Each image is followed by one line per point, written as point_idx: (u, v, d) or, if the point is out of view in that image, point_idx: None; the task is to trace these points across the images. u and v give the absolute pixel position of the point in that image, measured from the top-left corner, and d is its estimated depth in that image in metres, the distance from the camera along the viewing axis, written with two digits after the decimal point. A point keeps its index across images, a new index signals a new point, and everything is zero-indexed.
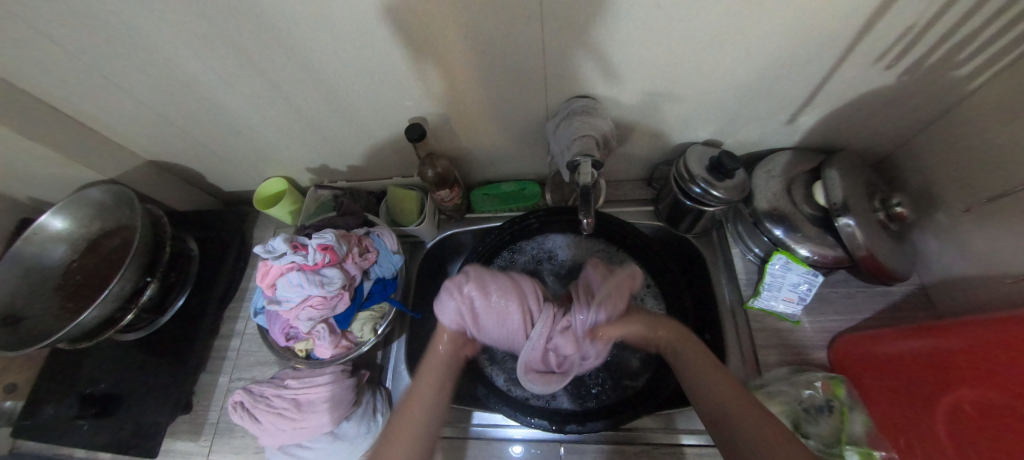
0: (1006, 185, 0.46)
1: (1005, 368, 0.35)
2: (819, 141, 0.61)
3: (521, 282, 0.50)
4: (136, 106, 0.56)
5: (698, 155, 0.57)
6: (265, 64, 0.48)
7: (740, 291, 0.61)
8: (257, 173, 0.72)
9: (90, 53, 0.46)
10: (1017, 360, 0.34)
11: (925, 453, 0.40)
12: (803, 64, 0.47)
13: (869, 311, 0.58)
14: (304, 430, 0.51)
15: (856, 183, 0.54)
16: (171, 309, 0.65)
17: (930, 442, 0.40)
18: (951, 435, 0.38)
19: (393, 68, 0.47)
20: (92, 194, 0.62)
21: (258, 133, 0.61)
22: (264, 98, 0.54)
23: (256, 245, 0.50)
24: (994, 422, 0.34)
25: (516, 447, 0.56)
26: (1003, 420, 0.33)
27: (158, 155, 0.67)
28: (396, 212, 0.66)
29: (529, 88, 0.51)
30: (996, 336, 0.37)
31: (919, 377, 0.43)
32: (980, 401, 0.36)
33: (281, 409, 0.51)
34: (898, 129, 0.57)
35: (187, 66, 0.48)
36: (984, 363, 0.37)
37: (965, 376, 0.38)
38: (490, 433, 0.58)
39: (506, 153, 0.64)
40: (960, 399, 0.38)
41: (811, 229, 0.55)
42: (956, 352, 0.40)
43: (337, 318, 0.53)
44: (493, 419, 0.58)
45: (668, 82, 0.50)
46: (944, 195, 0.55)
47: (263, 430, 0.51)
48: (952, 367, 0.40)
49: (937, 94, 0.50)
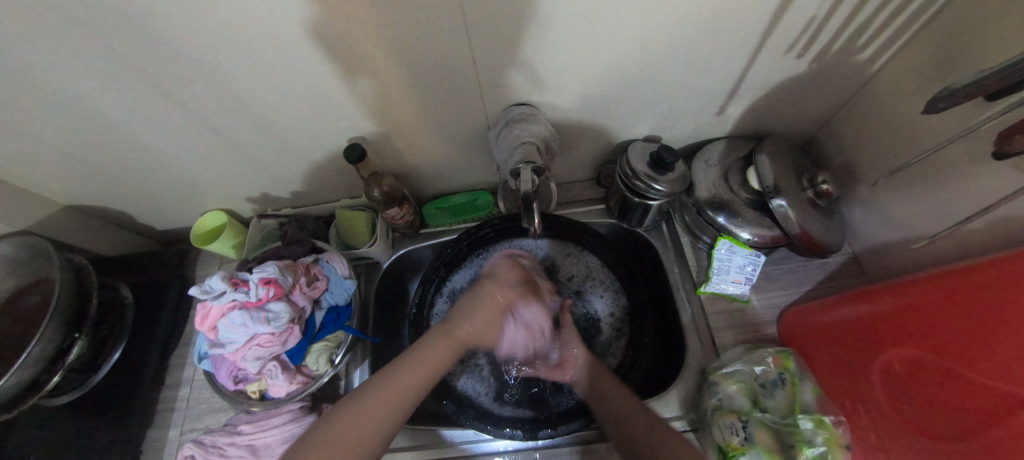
0: (910, 156, 0.50)
1: (934, 329, 0.37)
2: (749, 128, 0.65)
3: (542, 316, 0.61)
4: (41, 149, 0.51)
5: (639, 151, 0.59)
6: (184, 94, 0.45)
7: (692, 278, 0.64)
8: (194, 208, 0.68)
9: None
10: (942, 319, 0.36)
11: (869, 413, 0.43)
12: (722, 59, 0.50)
13: (810, 283, 0.62)
14: None
15: (784, 166, 0.58)
16: (106, 365, 0.60)
17: (871, 402, 0.43)
18: (888, 393, 0.41)
19: (324, 90, 0.46)
20: (0, 249, 0.56)
21: (188, 166, 0.58)
22: (190, 130, 0.51)
23: (191, 287, 0.47)
24: (925, 378, 0.37)
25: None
26: (934, 375, 0.36)
27: (77, 199, 0.61)
28: (348, 235, 0.65)
29: (467, 100, 0.51)
30: (921, 297, 0.40)
31: (854, 342, 0.46)
32: (908, 358, 0.39)
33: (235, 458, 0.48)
34: (817, 112, 0.61)
35: (95, 103, 0.45)
36: (911, 324, 0.40)
37: (894, 337, 0.41)
38: (467, 450, 0.56)
39: (454, 165, 0.63)
40: (891, 359, 0.41)
41: (749, 213, 0.58)
42: (885, 315, 0.43)
43: (289, 354, 0.50)
44: (467, 436, 0.57)
45: (601, 85, 0.52)
46: (861, 169, 0.59)
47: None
48: (884, 330, 0.43)
49: (845, 78, 0.54)
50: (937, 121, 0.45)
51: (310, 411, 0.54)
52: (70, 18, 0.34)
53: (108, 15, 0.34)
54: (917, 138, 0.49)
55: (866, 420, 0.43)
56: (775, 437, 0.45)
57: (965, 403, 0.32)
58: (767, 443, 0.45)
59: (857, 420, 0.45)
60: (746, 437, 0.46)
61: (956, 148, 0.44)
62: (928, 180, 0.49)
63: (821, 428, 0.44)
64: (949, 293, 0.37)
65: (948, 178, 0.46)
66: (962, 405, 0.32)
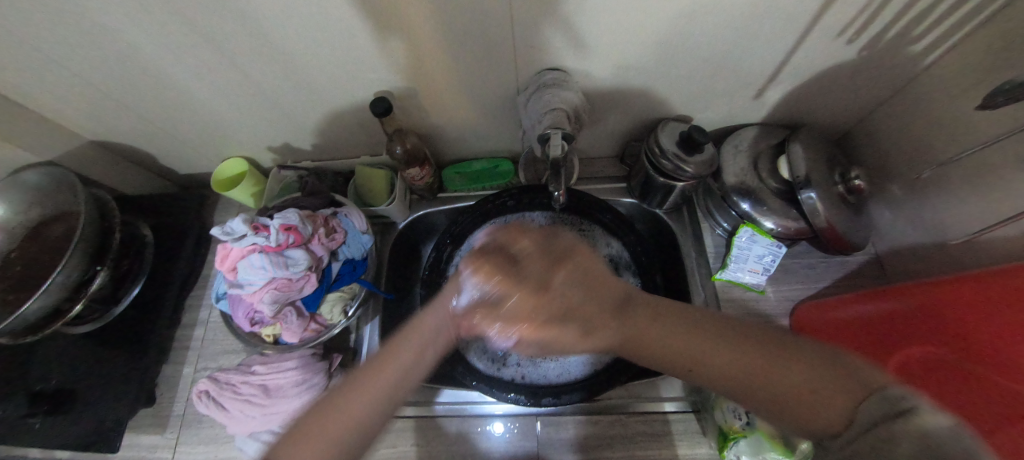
0: (952, 154, 0.48)
1: (956, 329, 0.37)
2: (785, 116, 0.63)
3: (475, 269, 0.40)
4: (71, 80, 0.50)
5: (669, 130, 0.58)
6: (215, 34, 0.44)
7: (708, 264, 0.62)
8: (214, 154, 0.67)
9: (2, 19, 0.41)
10: (969, 320, 0.36)
11: None
12: (769, 38, 0.47)
13: (828, 280, 0.61)
14: (274, 416, 0.50)
15: (818, 157, 0.56)
16: (126, 299, 0.61)
17: None
18: None
19: (355, 40, 0.45)
20: (29, 177, 0.57)
21: (214, 110, 0.57)
22: (215, 71, 0.50)
23: (214, 228, 0.49)
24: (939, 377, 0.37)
25: (497, 423, 0.57)
26: (949, 373, 0.36)
27: (104, 136, 0.61)
28: (366, 192, 0.64)
29: (497, 59, 0.49)
30: (945, 296, 0.40)
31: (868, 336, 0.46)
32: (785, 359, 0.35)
33: (248, 395, 0.50)
34: (860, 104, 0.59)
35: (127, 37, 0.44)
36: (931, 321, 0.39)
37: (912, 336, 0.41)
38: (467, 410, 0.57)
39: (478, 130, 0.62)
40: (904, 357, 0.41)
41: (775, 202, 0.56)
42: (912, 313, 0.42)
43: (305, 301, 0.51)
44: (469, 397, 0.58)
45: (638, 55, 0.49)
46: (898, 167, 0.57)
47: (232, 421, 0.50)
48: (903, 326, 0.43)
49: (896, 69, 0.51)
50: (991, 121, 0.43)
51: (321, 359, 0.55)
52: None
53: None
54: (965, 138, 0.46)
55: None
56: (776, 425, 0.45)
57: (974, 401, 0.32)
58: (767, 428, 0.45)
59: None
60: (748, 421, 0.46)
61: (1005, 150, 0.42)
62: (969, 183, 0.47)
63: None
64: (986, 294, 0.35)
65: (990, 182, 0.44)
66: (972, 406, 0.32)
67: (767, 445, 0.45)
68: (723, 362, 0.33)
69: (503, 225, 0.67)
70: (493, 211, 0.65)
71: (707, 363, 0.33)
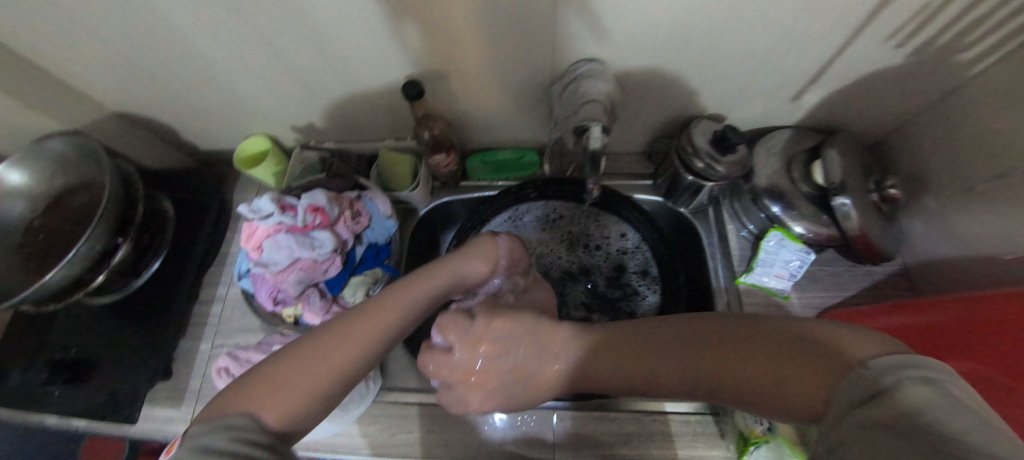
0: (995, 168, 0.47)
1: (1001, 339, 0.36)
2: (819, 120, 0.61)
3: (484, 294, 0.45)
4: (98, 50, 0.50)
5: (702, 128, 0.57)
6: (250, 9, 0.43)
7: (732, 266, 0.61)
8: (237, 131, 0.67)
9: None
10: (1015, 333, 0.35)
11: None
12: (814, 38, 0.46)
13: (854, 289, 0.60)
14: None
15: (853, 164, 0.55)
16: (147, 272, 0.61)
17: None
18: None
19: (392, 20, 0.44)
20: (54, 146, 0.56)
21: (241, 87, 0.56)
22: (245, 47, 0.49)
23: (241, 206, 0.48)
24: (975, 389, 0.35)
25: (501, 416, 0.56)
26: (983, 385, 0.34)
27: (128, 108, 0.61)
28: (389, 177, 0.63)
29: (532, 47, 0.48)
30: (988, 308, 0.39)
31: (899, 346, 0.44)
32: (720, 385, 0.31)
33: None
34: (897, 111, 0.57)
35: (161, 8, 0.43)
36: (973, 332, 0.38)
37: (945, 344, 0.40)
38: None
39: (506, 120, 0.61)
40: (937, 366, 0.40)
41: (806, 207, 0.55)
42: (957, 326, 0.40)
43: (329, 283, 0.50)
44: None
45: (678, 49, 0.48)
46: (934, 179, 0.56)
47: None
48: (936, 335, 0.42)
49: (942, 78, 0.50)
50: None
51: None
52: None
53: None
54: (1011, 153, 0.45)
55: None
56: None
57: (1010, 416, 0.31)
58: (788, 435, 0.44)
59: None
60: (769, 427, 0.45)
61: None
62: (1013, 198, 0.46)
63: None
64: None
65: None
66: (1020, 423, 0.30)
67: (789, 453, 0.44)
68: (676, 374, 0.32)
69: (526, 214, 0.66)
70: (515, 201, 0.64)
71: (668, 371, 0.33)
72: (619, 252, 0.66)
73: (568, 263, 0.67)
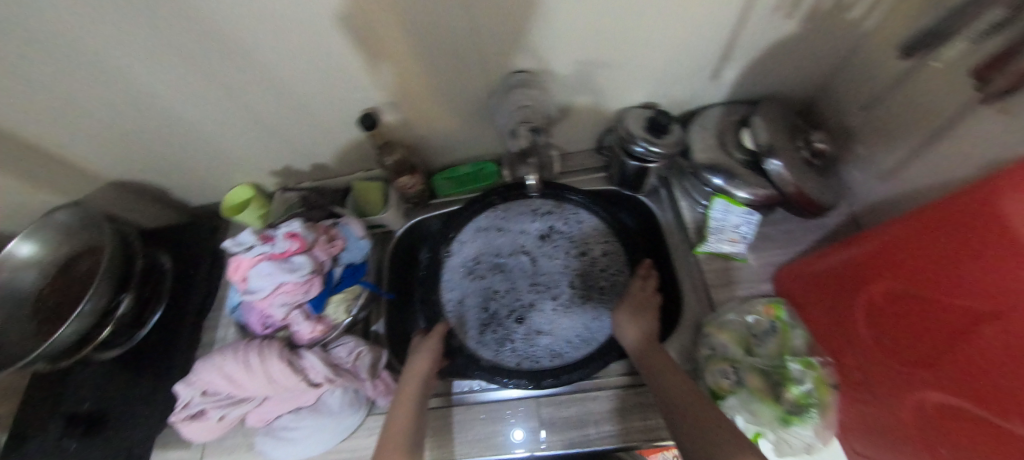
0: (912, 105, 0.50)
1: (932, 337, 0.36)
2: (745, 93, 0.66)
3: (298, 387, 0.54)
4: (95, 128, 0.57)
5: (636, 117, 0.62)
6: (216, 69, 0.50)
7: (689, 238, 0.66)
8: (222, 182, 0.73)
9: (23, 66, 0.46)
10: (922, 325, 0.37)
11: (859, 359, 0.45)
12: (708, 19, 0.51)
13: (808, 242, 0.62)
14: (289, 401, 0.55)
15: (777, 126, 0.59)
16: (149, 322, 0.66)
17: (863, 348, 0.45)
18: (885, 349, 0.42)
19: (339, 62, 0.50)
20: (58, 219, 0.62)
21: (221, 142, 0.63)
22: (219, 105, 0.56)
23: (224, 243, 0.54)
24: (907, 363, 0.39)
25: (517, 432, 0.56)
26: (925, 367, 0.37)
27: (124, 176, 0.68)
28: (362, 204, 0.69)
29: (464, 64, 0.53)
30: (885, 258, 0.42)
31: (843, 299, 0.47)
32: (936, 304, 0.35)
33: (223, 405, 0.54)
34: (815, 72, 0.62)
35: (140, 80, 0.50)
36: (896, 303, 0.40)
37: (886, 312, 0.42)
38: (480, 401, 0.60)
39: (459, 138, 0.68)
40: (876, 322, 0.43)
41: (745, 174, 0.58)
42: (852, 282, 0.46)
43: (311, 304, 0.55)
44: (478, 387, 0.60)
45: (595, 50, 0.54)
46: (861, 128, 0.59)
47: (229, 425, 0.56)
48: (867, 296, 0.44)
49: (840, 35, 0.55)
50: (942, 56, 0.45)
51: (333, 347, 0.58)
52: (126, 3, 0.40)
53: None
54: (920, 88, 0.49)
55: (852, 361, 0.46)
56: (763, 380, 0.49)
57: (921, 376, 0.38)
58: (757, 386, 0.49)
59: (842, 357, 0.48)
60: (737, 380, 0.50)
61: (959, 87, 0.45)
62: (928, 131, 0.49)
63: (808, 368, 0.47)
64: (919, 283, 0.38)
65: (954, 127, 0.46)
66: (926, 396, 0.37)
67: (755, 401, 0.48)
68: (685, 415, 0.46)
69: (507, 211, 0.72)
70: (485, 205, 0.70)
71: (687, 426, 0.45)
72: (598, 255, 0.70)
73: (549, 258, 0.70)
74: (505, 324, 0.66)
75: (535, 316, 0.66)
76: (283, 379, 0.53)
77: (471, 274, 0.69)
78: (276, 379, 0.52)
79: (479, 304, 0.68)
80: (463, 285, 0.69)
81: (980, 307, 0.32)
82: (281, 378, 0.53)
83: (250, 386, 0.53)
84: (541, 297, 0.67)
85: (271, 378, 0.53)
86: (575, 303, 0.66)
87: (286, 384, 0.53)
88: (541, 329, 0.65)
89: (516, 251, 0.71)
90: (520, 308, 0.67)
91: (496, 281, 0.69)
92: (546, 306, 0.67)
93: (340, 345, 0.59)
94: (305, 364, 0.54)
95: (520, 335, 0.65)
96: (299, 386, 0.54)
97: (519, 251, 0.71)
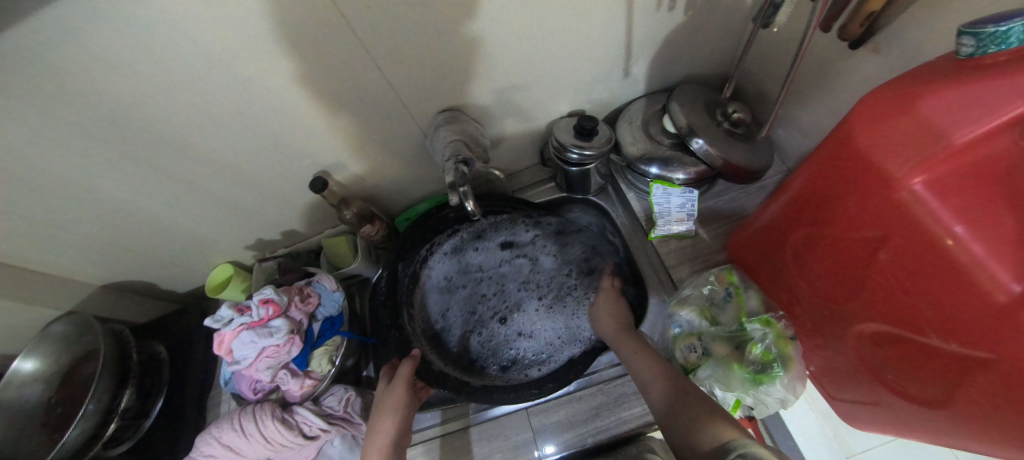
0: (809, 63, 0.54)
1: (871, 280, 0.36)
2: (662, 82, 0.71)
3: (293, 444, 0.55)
4: (79, 241, 0.62)
5: (564, 126, 0.66)
6: (172, 168, 0.55)
7: (642, 226, 0.70)
8: (204, 266, 0.78)
9: (2, 200, 0.51)
10: (858, 265, 0.37)
11: (812, 314, 0.46)
12: (602, 28, 0.56)
13: (751, 206, 0.66)
14: None
15: (695, 107, 0.62)
16: (153, 411, 0.69)
17: (813, 302, 0.45)
18: (833, 301, 0.42)
19: (280, 138, 0.56)
20: (54, 330, 0.65)
21: (193, 229, 0.68)
22: (183, 197, 0.61)
23: (206, 320, 0.55)
24: (854, 308, 0.39)
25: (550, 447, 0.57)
26: (872, 307, 0.37)
27: (112, 279, 0.73)
28: (334, 259, 0.75)
29: (394, 115, 0.58)
30: (807, 203, 0.42)
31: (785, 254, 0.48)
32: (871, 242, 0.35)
33: None
34: (719, 50, 0.67)
35: (109, 191, 0.56)
36: (833, 253, 0.40)
37: (821, 261, 0.42)
38: (485, 416, 0.61)
39: (410, 179, 0.73)
40: (816, 273, 0.43)
41: (673, 157, 0.62)
42: (784, 237, 0.47)
43: (295, 362, 0.58)
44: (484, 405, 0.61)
45: (509, 77, 0.59)
46: (772, 92, 0.64)
47: None
48: (806, 247, 0.44)
49: (727, 14, 0.59)
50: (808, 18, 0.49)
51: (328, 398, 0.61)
52: (83, 129, 0.46)
53: (75, 102, 0.42)
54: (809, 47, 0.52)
55: (806, 315, 0.47)
56: (728, 345, 0.51)
57: (866, 317, 0.38)
58: (725, 354, 0.51)
59: (794, 312, 0.50)
60: (703, 352, 0.52)
61: (831, 40, 0.49)
62: (825, 85, 0.53)
63: (767, 326, 0.49)
64: (843, 225, 0.38)
65: (844, 77, 0.49)
66: (880, 340, 0.38)
67: (725, 369, 0.50)
68: (694, 409, 0.44)
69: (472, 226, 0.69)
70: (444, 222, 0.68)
71: (689, 419, 0.43)
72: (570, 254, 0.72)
73: (536, 258, 0.72)
74: (491, 336, 0.67)
75: (520, 324, 0.68)
76: (278, 437, 0.54)
77: (451, 290, 0.70)
78: (271, 437, 0.54)
79: (464, 320, 0.68)
80: (448, 302, 0.69)
81: (875, 233, 0.34)
82: (276, 437, 0.54)
83: (249, 450, 0.55)
84: (526, 296, 0.70)
85: (268, 438, 0.55)
86: (555, 301, 0.69)
87: (281, 443, 0.55)
88: (525, 333, 0.67)
89: (489, 265, 0.71)
90: (506, 318, 0.68)
91: (478, 295, 0.70)
92: (528, 312, 0.69)
93: (332, 394, 0.61)
94: (299, 419, 0.56)
95: (507, 342, 0.66)
96: (294, 443, 0.55)
97: (493, 263, 0.72)
